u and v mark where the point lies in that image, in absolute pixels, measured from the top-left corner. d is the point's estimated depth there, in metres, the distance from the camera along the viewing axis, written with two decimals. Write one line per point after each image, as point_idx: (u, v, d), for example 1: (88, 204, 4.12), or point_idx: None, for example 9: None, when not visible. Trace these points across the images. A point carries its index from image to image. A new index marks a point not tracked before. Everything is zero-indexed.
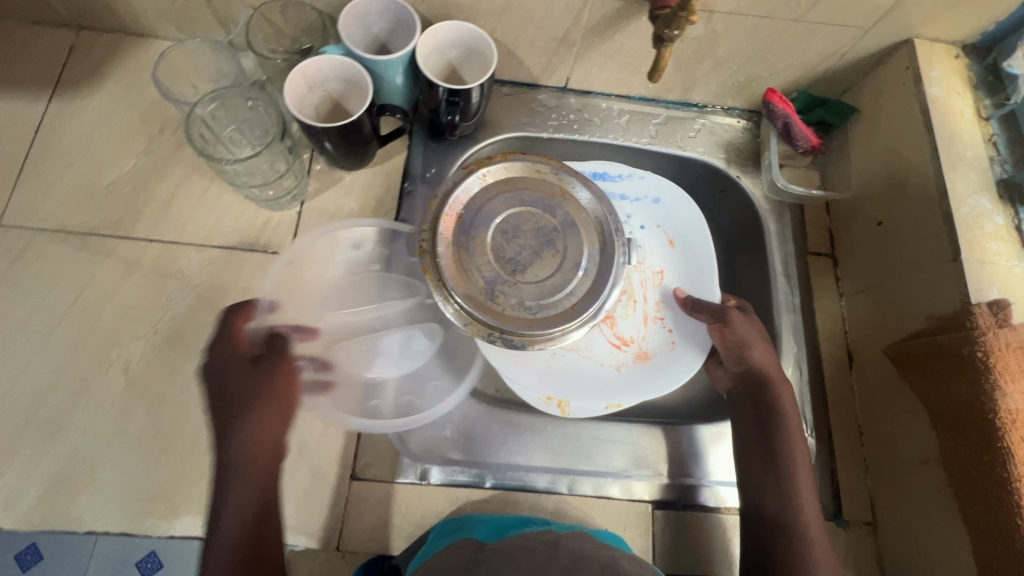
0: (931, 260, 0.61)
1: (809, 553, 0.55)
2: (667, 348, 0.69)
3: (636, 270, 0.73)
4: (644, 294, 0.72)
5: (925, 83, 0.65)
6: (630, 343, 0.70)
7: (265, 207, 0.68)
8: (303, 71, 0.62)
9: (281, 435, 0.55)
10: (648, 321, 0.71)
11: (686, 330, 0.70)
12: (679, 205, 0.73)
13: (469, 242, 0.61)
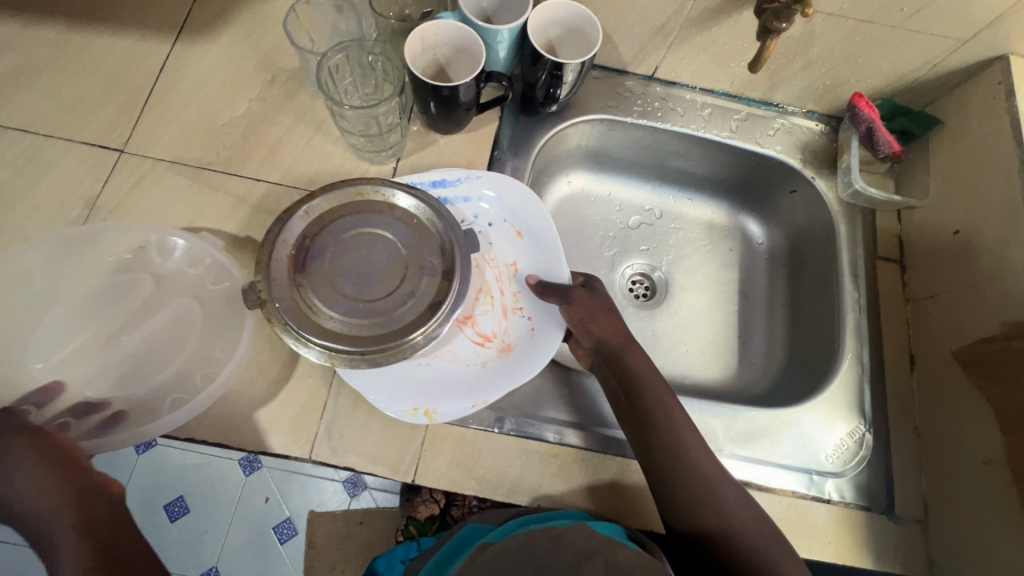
0: (1011, 268, 0.63)
1: (742, 538, 0.56)
2: (529, 335, 0.66)
3: (488, 265, 0.70)
4: (500, 288, 0.69)
5: (1017, 98, 0.66)
6: (493, 338, 0.66)
7: (365, 159, 0.72)
8: (421, 33, 0.66)
9: (87, 483, 0.53)
10: (508, 313, 0.67)
11: (543, 316, 0.67)
12: (518, 194, 0.69)
13: (308, 279, 0.55)
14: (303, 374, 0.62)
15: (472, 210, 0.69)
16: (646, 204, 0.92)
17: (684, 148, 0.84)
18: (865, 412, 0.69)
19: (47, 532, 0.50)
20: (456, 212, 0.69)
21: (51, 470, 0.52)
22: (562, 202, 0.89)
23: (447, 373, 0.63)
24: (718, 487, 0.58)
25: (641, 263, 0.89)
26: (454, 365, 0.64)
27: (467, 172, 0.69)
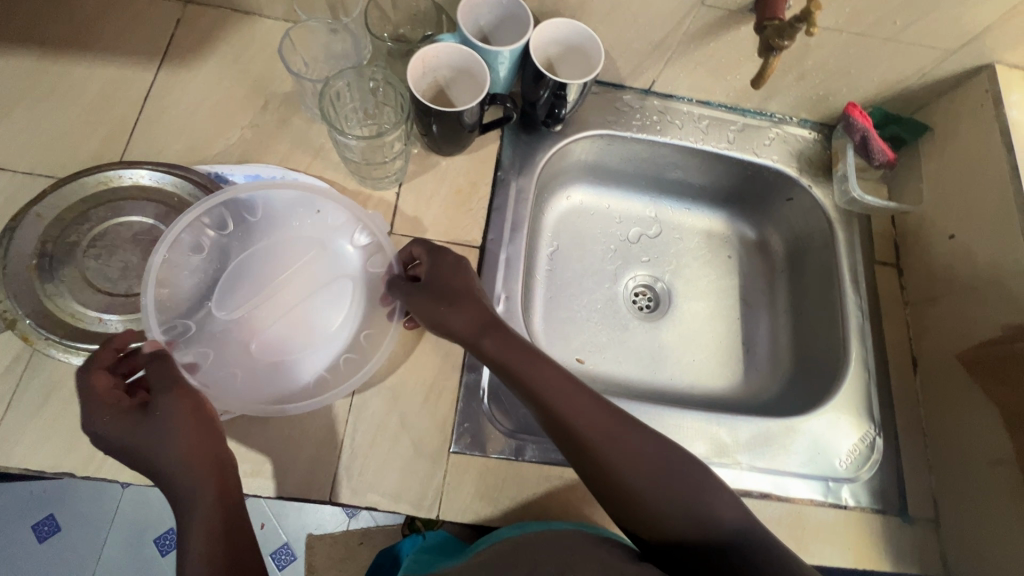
0: (1009, 273, 0.64)
1: (686, 512, 0.50)
2: (306, 347, 0.62)
3: None
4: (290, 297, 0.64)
5: (1005, 106, 0.68)
6: (269, 346, 0.61)
7: (367, 186, 0.70)
8: (422, 57, 0.64)
9: (215, 438, 0.50)
10: (296, 324, 0.62)
11: (327, 328, 0.62)
12: None
13: (58, 286, 0.58)
14: (320, 412, 0.60)
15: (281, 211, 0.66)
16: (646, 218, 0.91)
17: (681, 159, 0.85)
18: (874, 416, 0.71)
19: (183, 484, 0.48)
20: None
21: (200, 431, 0.50)
22: (564, 218, 0.88)
23: (211, 378, 0.58)
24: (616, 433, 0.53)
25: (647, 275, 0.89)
26: (218, 368, 0.59)
27: (285, 171, 0.67)
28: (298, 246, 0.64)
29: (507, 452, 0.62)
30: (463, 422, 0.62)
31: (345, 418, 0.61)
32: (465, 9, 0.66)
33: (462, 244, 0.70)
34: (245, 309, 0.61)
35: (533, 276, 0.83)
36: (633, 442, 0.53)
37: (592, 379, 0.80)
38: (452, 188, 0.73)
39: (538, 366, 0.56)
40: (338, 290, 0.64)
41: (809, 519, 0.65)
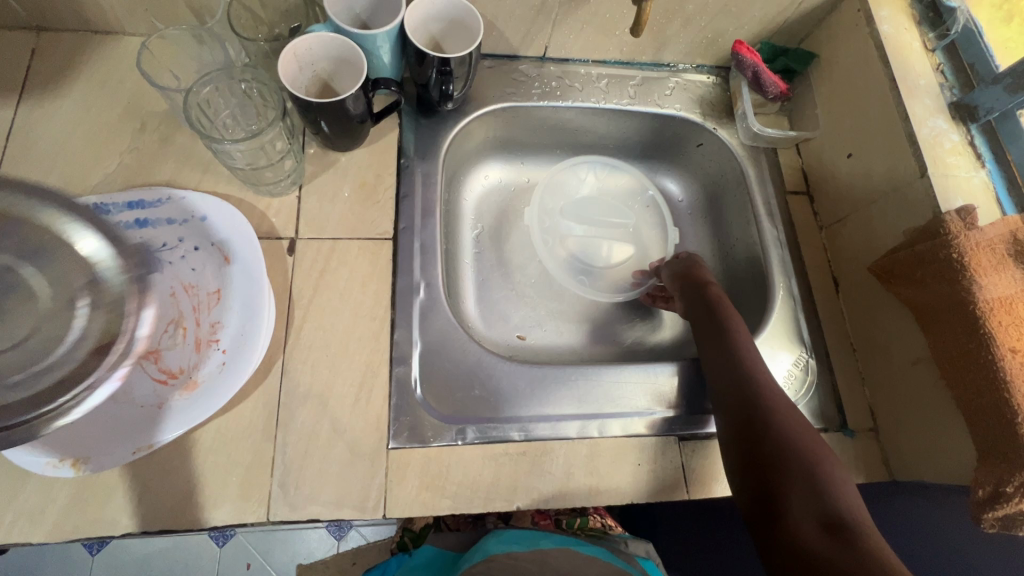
0: (901, 180, 0.66)
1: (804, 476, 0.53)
2: (218, 369, 0.58)
3: (185, 294, 0.61)
4: (195, 320, 0.60)
5: (875, 22, 0.70)
6: (177, 375, 0.57)
7: (262, 193, 0.68)
8: (294, 50, 0.61)
9: None
10: (202, 346, 0.59)
11: (238, 345, 0.59)
12: (226, 218, 0.63)
13: None
14: (245, 431, 0.58)
15: (175, 233, 0.63)
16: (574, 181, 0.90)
17: (587, 120, 0.84)
18: (805, 339, 0.72)
19: None
20: (157, 236, 0.62)
21: None
22: (484, 198, 0.87)
23: (115, 419, 0.55)
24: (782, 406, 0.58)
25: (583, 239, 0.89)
26: (126, 408, 0.55)
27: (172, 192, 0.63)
28: (205, 270, 0.62)
29: (450, 437, 0.61)
30: (399, 415, 0.61)
31: (273, 433, 0.58)
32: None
33: (373, 237, 0.68)
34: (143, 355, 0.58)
35: (461, 260, 0.82)
36: (775, 415, 0.58)
37: (535, 350, 0.80)
38: (356, 183, 0.71)
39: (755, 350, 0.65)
40: (246, 305, 0.61)
41: None
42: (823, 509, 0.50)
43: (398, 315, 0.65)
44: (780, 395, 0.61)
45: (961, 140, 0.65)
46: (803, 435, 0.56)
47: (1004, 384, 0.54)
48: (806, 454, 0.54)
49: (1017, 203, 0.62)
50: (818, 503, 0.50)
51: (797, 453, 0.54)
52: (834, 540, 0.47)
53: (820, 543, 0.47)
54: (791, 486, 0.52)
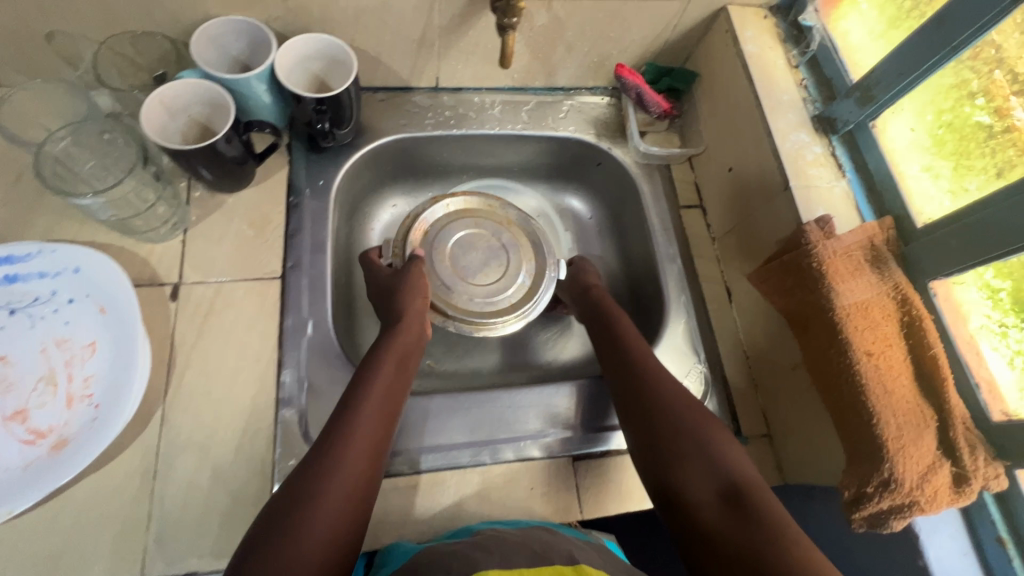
0: (771, 193, 0.68)
1: (700, 455, 0.56)
2: (91, 425, 0.57)
3: (59, 348, 0.60)
4: (68, 375, 0.59)
5: (741, 43, 0.73)
6: (46, 434, 0.56)
7: (137, 240, 0.66)
8: (159, 99, 0.61)
9: None
10: (73, 402, 0.58)
11: (112, 399, 0.58)
12: (102, 269, 0.62)
13: None
14: (121, 487, 0.57)
15: (48, 287, 0.62)
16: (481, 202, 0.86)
17: (486, 146, 0.86)
18: (698, 350, 0.74)
19: None
20: (28, 291, 0.61)
21: None
22: (389, 227, 0.87)
23: None
24: (673, 391, 0.62)
25: (488, 259, 0.83)
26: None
27: (42, 245, 0.62)
28: (80, 323, 0.61)
29: None
30: (284, 458, 0.60)
31: (150, 487, 0.57)
32: (197, 37, 0.64)
33: (261, 277, 0.68)
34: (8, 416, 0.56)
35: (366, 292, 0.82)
36: (669, 402, 0.60)
37: (444, 378, 0.79)
38: (244, 224, 0.71)
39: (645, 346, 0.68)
40: (122, 356, 0.60)
41: None
42: (717, 480, 0.54)
43: (285, 355, 0.65)
44: (671, 384, 0.63)
45: (823, 152, 0.68)
46: (692, 414, 0.59)
47: (861, 387, 0.56)
48: (695, 433, 0.57)
49: (875, 209, 0.65)
50: (713, 479, 0.54)
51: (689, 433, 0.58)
52: (730, 511, 0.51)
53: (719, 519, 0.51)
54: (689, 466, 0.55)
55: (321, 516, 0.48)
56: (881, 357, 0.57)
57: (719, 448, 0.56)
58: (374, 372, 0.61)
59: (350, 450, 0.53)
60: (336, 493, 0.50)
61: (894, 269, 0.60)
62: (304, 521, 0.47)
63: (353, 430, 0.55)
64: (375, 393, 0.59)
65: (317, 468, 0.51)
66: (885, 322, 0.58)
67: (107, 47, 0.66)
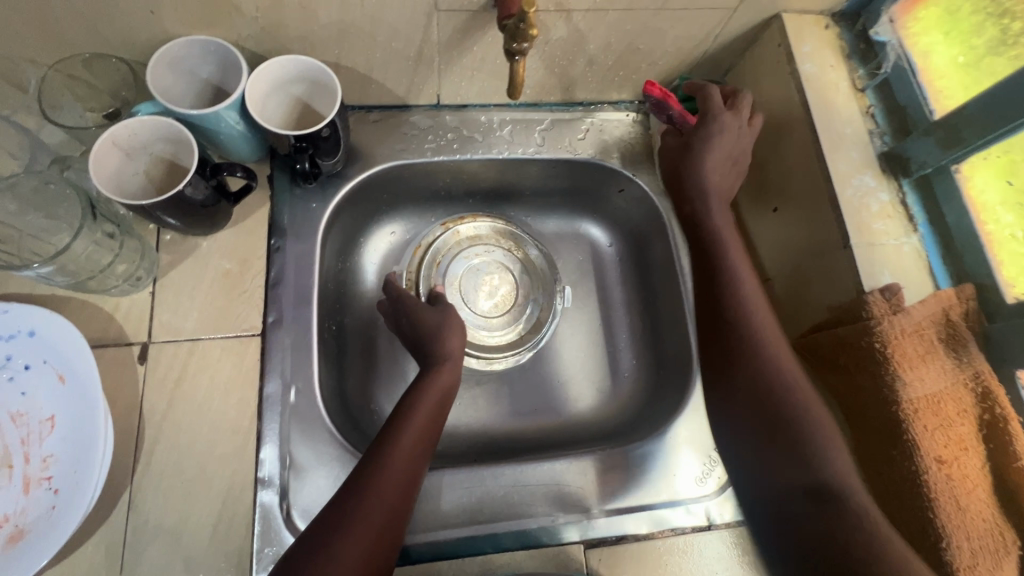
0: (825, 247, 0.58)
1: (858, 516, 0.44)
2: (47, 515, 0.51)
3: (15, 422, 0.54)
4: (25, 454, 0.53)
5: (797, 61, 0.61)
6: (2, 523, 0.51)
7: (98, 296, 0.59)
8: (112, 139, 0.53)
9: None
10: (31, 486, 0.52)
11: (69, 485, 0.52)
12: (58, 333, 0.55)
13: None
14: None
15: (1, 352, 0.55)
16: (491, 231, 0.79)
17: (493, 171, 0.76)
18: None
19: None
20: None
21: None
22: (386, 260, 0.77)
23: None
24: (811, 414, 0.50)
25: (496, 288, 0.78)
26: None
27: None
28: (36, 394, 0.55)
29: None
30: (263, 546, 0.55)
31: None
32: (154, 63, 0.54)
33: (239, 334, 0.61)
34: None
35: None
36: (759, 351, 0.54)
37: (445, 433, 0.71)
38: (220, 272, 0.63)
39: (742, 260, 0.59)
40: (80, 437, 0.53)
41: (666, 558, 0.59)
42: (806, 474, 0.48)
43: (265, 426, 0.58)
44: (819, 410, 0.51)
45: (890, 199, 0.57)
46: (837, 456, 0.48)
47: (926, 500, 0.47)
48: (786, 399, 0.51)
49: (951, 273, 0.55)
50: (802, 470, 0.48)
51: (784, 395, 0.52)
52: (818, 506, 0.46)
53: None
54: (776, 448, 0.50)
55: (343, 567, 0.45)
56: (954, 465, 0.48)
57: (805, 411, 0.51)
58: (409, 413, 0.56)
59: (373, 502, 0.49)
60: (354, 553, 0.46)
61: (975, 354, 0.50)
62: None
63: (381, 477, 0.50)
64: (406, 436, 0.53)
65: (338, 516, 0.48)
66: (961, 420, 0.49)
67: (56, 72, 0.57)
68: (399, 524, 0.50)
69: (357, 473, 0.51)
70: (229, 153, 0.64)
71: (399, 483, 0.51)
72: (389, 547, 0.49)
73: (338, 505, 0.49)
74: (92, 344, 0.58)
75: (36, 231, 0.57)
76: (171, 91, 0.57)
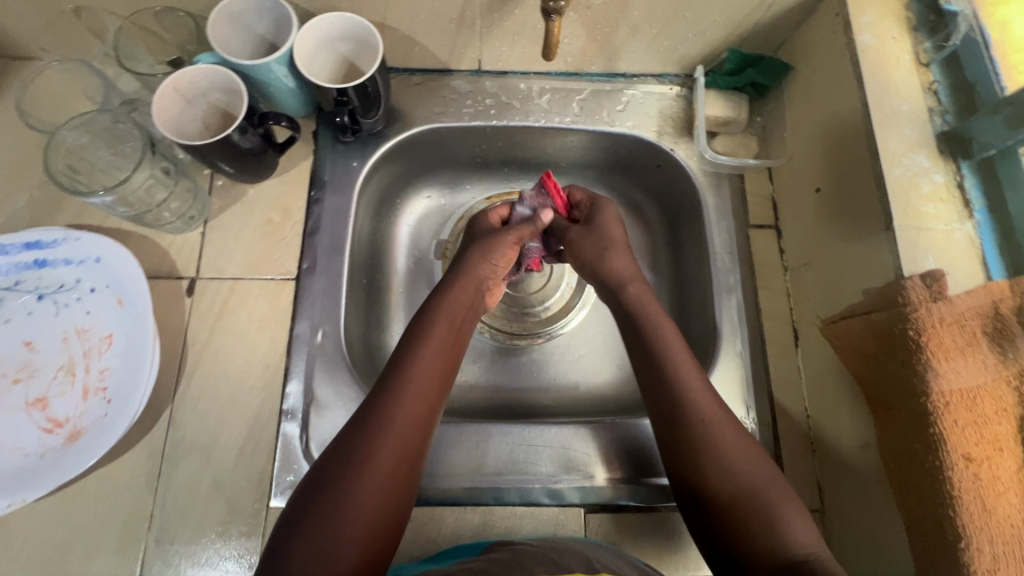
0: (866, 230, 0.55)
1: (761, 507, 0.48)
2: (101, 421, 0.57)
3: (80, 337, 0.61)
4: (85, 367, 0.60)
5: (855, 31, 0.57)
6: (62, 424, 0.58)
7: (155, 231, 0.65)
8: (173, 85, 0.58)
9: None
10: (89, 394, 0.59)
11: (121, 396, 0.58)
12: (120, 261, 0.61)
13: None
14: (129, 483, 0.58)
15: (73, 274, 0.62)
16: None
17: (529, 140, 0.76)
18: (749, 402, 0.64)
19: None
20: (54, 277, 0.62)
21: None
22: (420, 223, 0.79)
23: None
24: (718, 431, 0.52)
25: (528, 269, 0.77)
26: (10, 453, 0.56)
27: (67, 233, 0.62)
28: (99, 314, 0.61)
29: None
30: (282, 472, 0.59)
31: (154, 487, 0.58)
32: (215, 16, 0.58)
33: (276, 277, 0.66)
34: (33, 402, 0.58)
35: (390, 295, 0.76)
36: (709, 431, 0.51)
37: (463, 391, 0.73)
38: (263, 219, 0.68)
39: (688, 360, 0.56)
40: (133, 354, 0.59)
41: (666, 530, 0.59)
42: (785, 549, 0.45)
43: (292, 363, 0.63)
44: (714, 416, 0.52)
45: (946, 182, 0.53)
46: (740, 464, 0.50)
47: (948, 497, 0.45)
48: (757, 498, 0.48)
49: (1007, 265, 0.50)
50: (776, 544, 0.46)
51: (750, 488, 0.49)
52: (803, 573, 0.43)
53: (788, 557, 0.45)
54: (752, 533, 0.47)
55: (360, 503, 0.45)
56: (984, 465, 0.45)
57: (742, 471, 0.50)
58: (420, 349, 0.54)
59: (386, 440, 0.48)
60: (371, 490, 0.46)
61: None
62: (332, 515, 0.44)
63: (388, 418, 0.49)
64: (417, 374, 0.52)
65: (359, 441, 0.48)
66: (998, 419, 0.46)
67: (131, 23, 0.62)
68: (417, 459, 0.50)
69: (364, 411, 0.50)
70: (277, 107, 0.67)
71: (412, 421, 0.50)
72: (408, 483, 0.49)
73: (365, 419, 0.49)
74: (148, 275, 0.64)
75: (105, 167, 0.63)
76: (229, 44, 0.61)
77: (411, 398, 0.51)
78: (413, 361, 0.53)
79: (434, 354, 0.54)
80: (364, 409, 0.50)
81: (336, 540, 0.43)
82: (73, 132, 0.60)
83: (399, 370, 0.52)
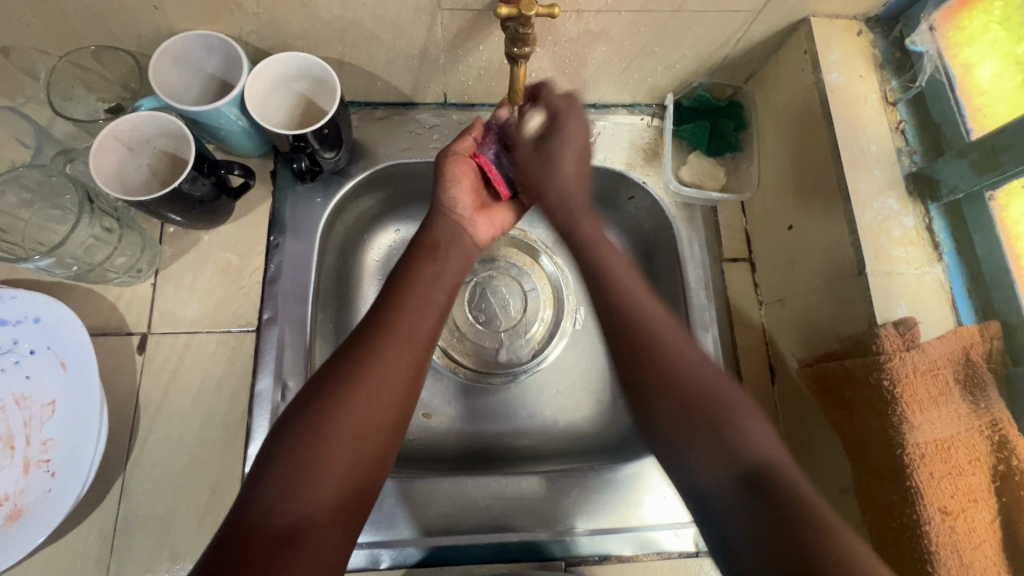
0: (838, 273, 0.55)
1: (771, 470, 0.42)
2: (43, 499, 0.53)
3: (19, 405, 0.56)
4: (25, 437, 0.55)
5: (823, 70, 0.57)
6: (0, 503, 0.53)
7: (99, 287, 0.61)
8: (113, 133, 0.54)
9: None
10: (30, 468, 0.54)
11: (66, 470, 0.54)
12: (60, 321, 0.57)
13: None
14: (81, 561, 0.54)
15: (9, 336, 0.57)
16: (508, 243, 0.77)
17: None
18: None
19: None
20: None
21: None
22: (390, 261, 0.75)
23: None
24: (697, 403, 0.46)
25: (506, 304, 0.76)
26: None
27: (2, 291, 0.57)
28: (37, 378, 0.56)
29: None
30: None
31: (105, 564, 0.54)
32: (156, 60, 0.54)
33: (235, 329, 0.62)
34: None
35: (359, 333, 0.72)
36: (669, 347, 0.49)
37: (439, 436, 0.70)
38: (218, 267, 0.64)
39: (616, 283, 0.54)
40: (78, 423, 0.55)
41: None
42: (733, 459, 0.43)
43: (254, 422, 0.59)
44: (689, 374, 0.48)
45: (915, 224, 0.53)
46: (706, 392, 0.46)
47: (927, 552, 0.45)
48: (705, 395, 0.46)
49: (975, 308, 0.51)
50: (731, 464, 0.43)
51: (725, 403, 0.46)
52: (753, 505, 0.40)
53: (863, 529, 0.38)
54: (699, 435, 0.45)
55: (342, 432, 0.44)
56: (960, 517, 0.45)
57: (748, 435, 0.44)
58: (414, 280, 0.54)
59: (375, 367, 0.47)
60: (360, 415, 0.45)
61: (994, 400, 0.47)
62: (317, 437, 0.43)
63: (384, 334, 0.49)
64: (414, 292, 0.53)
65: (353, 357, 0.47)
66: (971, 468, 0.46)
67: (66, 63, 0.57)
68: (413, 386, 0.49)
69: (352, 343, 0.49)
70: (230, 147, 0.64)
71: (404, 347, 0.49)
72: (397, 419, 0.47)
73: (362, 336, 0.49)
74: (95, 333, 0.60)
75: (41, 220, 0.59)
76: (176, 89, 0.57)
77: (407, 324, 0.51)
78: (410, 289, 0.53)
79: (422, 284, 0.54)
80: (357, 334, 0.50)
81: (317, 466, 0.42)
82: (3, 188, 0.56)
83: (389, 300, 0.52)
